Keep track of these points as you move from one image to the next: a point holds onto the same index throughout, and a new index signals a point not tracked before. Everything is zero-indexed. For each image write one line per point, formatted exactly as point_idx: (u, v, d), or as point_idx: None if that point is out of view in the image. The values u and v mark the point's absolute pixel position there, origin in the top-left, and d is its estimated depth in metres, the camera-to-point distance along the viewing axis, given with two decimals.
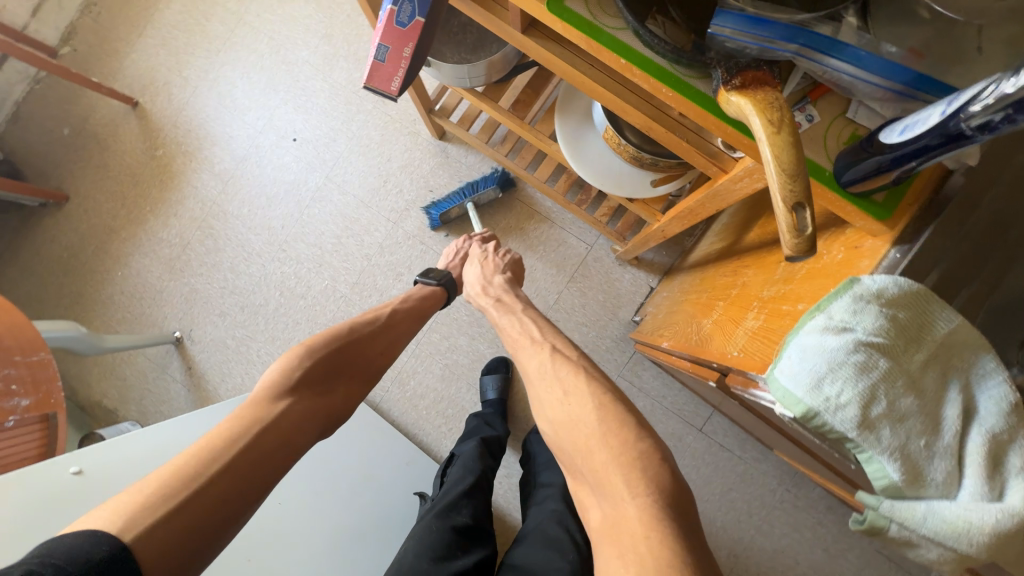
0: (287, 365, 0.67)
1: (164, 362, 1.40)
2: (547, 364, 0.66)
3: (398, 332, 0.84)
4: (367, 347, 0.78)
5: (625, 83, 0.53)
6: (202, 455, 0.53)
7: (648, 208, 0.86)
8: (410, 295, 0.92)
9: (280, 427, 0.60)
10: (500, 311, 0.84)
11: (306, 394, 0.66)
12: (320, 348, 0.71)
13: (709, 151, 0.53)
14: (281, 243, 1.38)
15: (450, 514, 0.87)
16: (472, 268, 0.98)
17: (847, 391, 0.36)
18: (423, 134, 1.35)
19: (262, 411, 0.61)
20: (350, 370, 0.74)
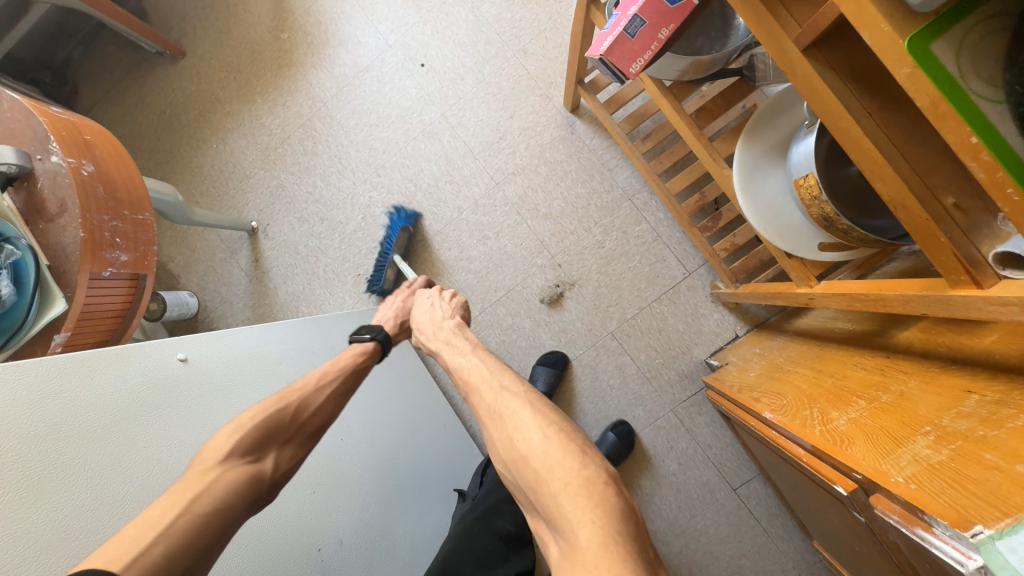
0: (225, 434, 0.65)
1: (234, 247, 1.41)
2: (503, 403, 0.62)
3: (338, 388, 0.78)
4: (308, 406, 0.73)
5: (902, 149, 0.46)
6: (152, 519, 0.53)
7: (804, 270, 0.77)
8: (341, 357, 0.83)
9: (210, 499, 0.58)
10: (452, 353, 0.77)
11: (247, 462, 0.64)
12: (258, 414, 0.68)
13: (967, 255, 0.45)
14: (378, 167, 1.34)
15: (492, 517, 0.94)
16: (426, 307, 0.90)
17: None
18: (555, 100, 1.26)
19: (204, 475, 0.60)
20: (294, 433, 0.71)
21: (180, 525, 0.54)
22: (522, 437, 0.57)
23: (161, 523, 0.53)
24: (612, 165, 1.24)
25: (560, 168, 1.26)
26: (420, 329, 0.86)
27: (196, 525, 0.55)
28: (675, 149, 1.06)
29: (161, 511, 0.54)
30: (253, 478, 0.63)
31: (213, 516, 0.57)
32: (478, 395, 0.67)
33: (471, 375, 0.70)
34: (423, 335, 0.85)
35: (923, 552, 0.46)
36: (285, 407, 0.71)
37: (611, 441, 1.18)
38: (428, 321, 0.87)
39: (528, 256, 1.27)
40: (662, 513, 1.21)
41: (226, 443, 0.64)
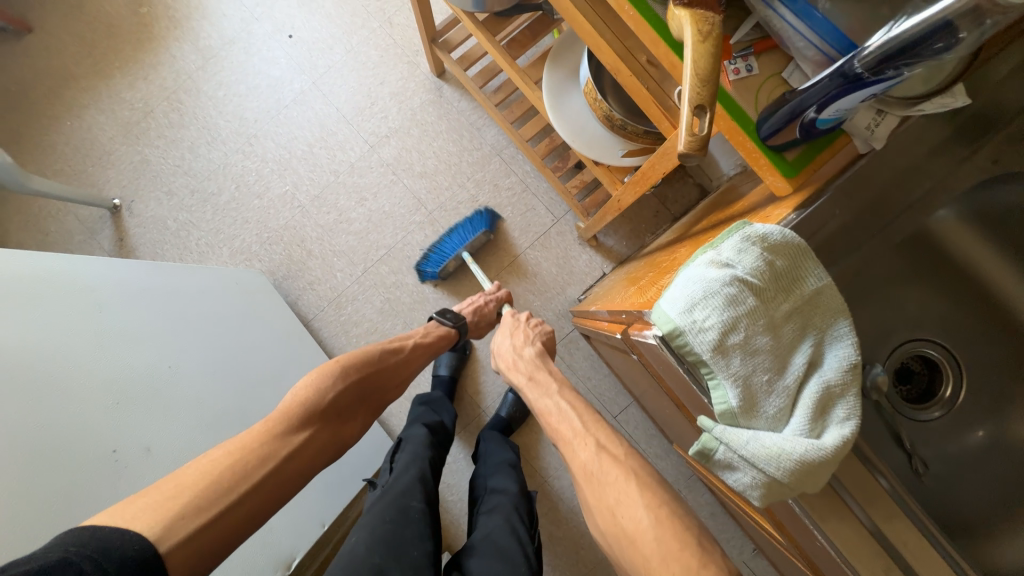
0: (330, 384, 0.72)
1: (95, 227, 1.32)
2: (594, 462, 0.64)
3: (419, 362, 0.90)
4: (394, 376, 0.84)
5: (602, 17, 0.54)
6: (236, 471, 0.58)
7: (610, 176, 0.87)
8: (430, 330, 0.95)
9: (298, 457, 0.65)
10: (536, 393, 0.80)
11: (335, 419, 0.72)
12: (358, 372, 0.77)
13: (665, 104, 0.55)
14: (249, 136, 1.33)
15: (404, 499, 0.82)
16: (502, 336, 0.95)
17: (711, 316, 0.38)
18: (423, 67, 1.33)
19: (296, 432, 0.66)
20: (374, 397, 0.81)
21: (262, 479, 0.60)
22: (628, 516, 0.56)
23: (252, 477, 0.59)
24: (479, 125, 1.32)
25: (431, 129, 1.32)
26: (499, 350, 0.93)
27: (283, 477, 0.62)
28: (523, 99, 1.16)
29: (252, 460, 0.60)
30: (331, 441, 0.71)
31: (298, 476, 0.64)
32: (574, 450, 0.67)
33: (562, 424, 0.72)
34: (501, 361, 0.90)
35: (654, 353, 0.53)
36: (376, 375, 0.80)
37: (511, 401, 1.23)
38: (503, 349, 0.92)
39: (405, 214, 1.31)
40: (549, 448, 1.26)
41: (328, 399, 0.71)
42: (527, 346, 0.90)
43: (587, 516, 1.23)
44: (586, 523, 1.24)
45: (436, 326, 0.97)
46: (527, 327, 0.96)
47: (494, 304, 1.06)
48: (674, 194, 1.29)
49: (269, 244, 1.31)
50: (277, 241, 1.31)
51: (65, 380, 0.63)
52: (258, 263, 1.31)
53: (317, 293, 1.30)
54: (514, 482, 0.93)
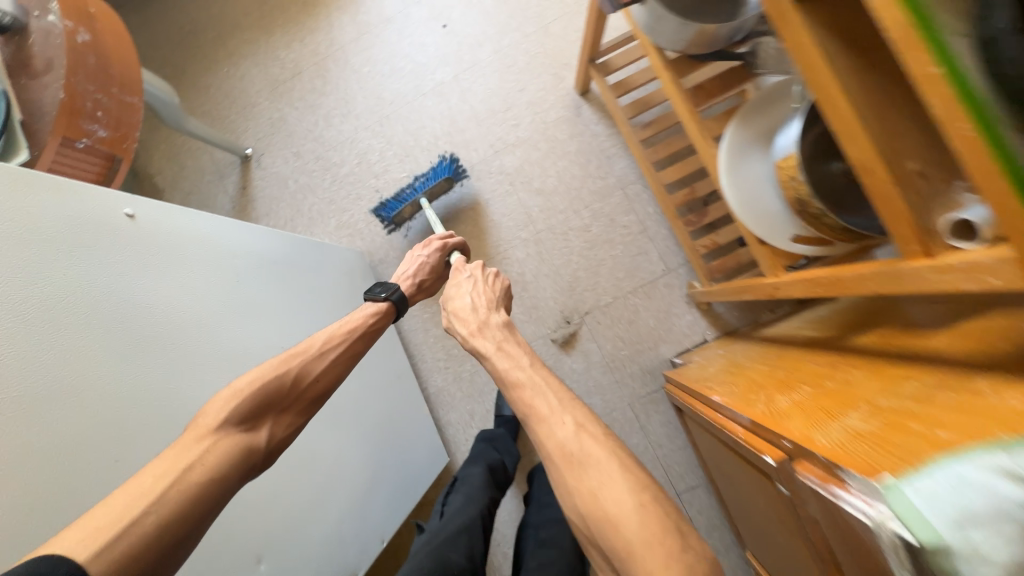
0: (222, 398, 0.61)
1: (224, 171, 1.39)
2: (573, 440, 0.58)
3: (343, 354, 0.75)
4: (309, 373, 0.70)
5: (871, 106, 0.46)
6: (147, 486, 0.51)
7: (772, 259, 0.78)
8: (351, 317, 0.80)
9: (202, 471, 0.55)
10: (506, 364, 0.67)
11: (241, 432, 0.61)
12: (257, 382, 0.65)
13: (923, 224, 0.46)
14: (382, 116, 1.34)
15: (447, 548, 0.79)
16: (460, 291, 0.80)
17: (994, 545, 0.30)
18: (566, 82, 1.28)
19: (196, 444, 0.56)
20: (293, 401, 0.68)
21: (175, 497, 0.51)
22: (613, 499, 0.53)
23: (154, 493, 0.50)
24: (610, 153, 1.25)
25: (560, 147, 1.27)
26: (456, 311, 0.78)
27: (189, 497, 0.52)
28: (671, 141, 1.08)
29: (154, 478, 0.52)
30: (243, 451, 0.60)
31: (201, 493, 0.53)
32: (552, 430, 0.59)
33: (537, 400, 0.62)
34: (461, 325, 0.75)
35: (835, 513, 0.45)
36: (285, 373, 0.67)
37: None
38: (461, 308, 0.77)
39: (512, 228, 1.27)
40: None
41: (224, 407, 0.61)
42: (493, 312, 0.76)
43: None
44: None
45: (365, 306, 0.84)
46: (490, 285, 0.82)
47: (439, 258, 0.93)
48: None
49: (374, 225, 1.32)
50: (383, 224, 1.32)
51: None
52: (360, 241, 1.32)
53: None
54: (566, 540, 0.89)
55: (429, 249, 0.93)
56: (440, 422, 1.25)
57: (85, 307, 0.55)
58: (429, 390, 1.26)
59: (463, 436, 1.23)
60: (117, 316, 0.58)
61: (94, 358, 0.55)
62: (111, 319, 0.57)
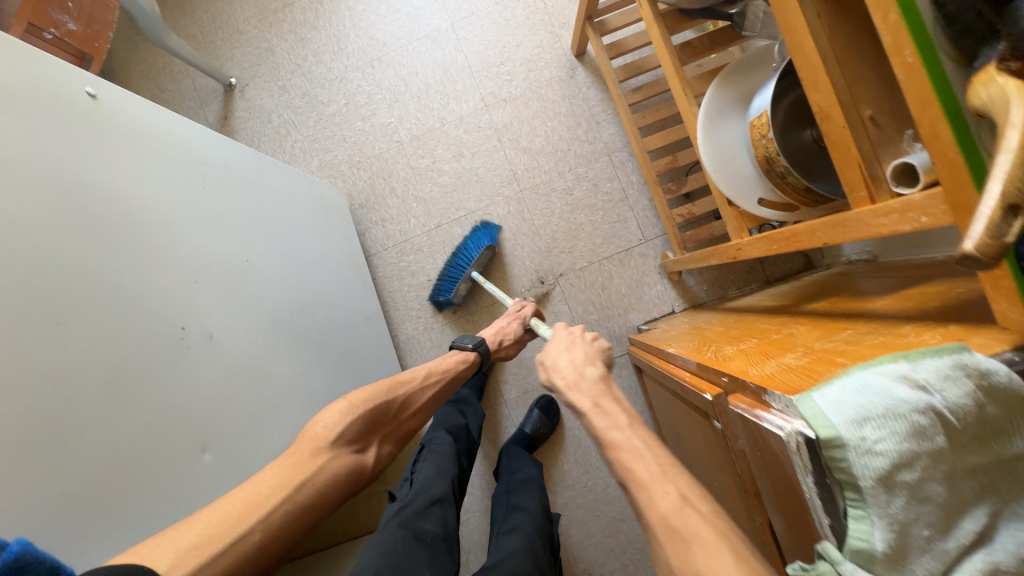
0: (338, 413, 0.69)
1: (206, 98, 1.35)
2: (676, 510, 0.44)
3: (438, 390, 0.85)
4: (409, 405, 0.79)
5: (837, 51, 0.47)
6: (254, 500, 0.54)
7: (738, 222, 0.80)
8: (444, 360, 0.90)
9: (309, 489, 0.60)
10: (603, 423, 0.54)
11: (351, 452, 0.68)
12: (368, 400, 0.73)
13: (871, 171, 0.47)
14: (374, 58, 1.31)
15: (417, 518, 0.80)
16: (557, 349, 0.71)
17: (888, 441, 0.32)
18: (564, 42, 1.26)
19: (313, 459, 0.62)
20: (392, 425, 0.76)
21: (281, 513, 0.55)
22: None
23: (265, 507, 0.54)
24: (600, 119, 1.25)
25: (551, 107, 1.26)
26: (553, 366, 0.68)
27: (295, 512, 0.57)
28: (659, 107, 1.08)
29: (269, 490, 0.56)
30: (351, 469, 0.66)
31: (310, 503, 0.59)
32: (652, 499, 0.46)
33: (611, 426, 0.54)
34: (562, 382, 0.65)
35: (758, 435, 0.48)
36: (392, 400, 0.76)
37: (536, 417, 1.20)
38: (562, 365, 0.67)
39: (496, 183, 1.27)
40: (557, 463, 1.22)
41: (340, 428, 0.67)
42: (588, 366, 0.66)
43: (569, 539, 1.20)
44: (566, 547, 1.20)
45: (454, 351, 0.93)
46: (587, 341, 0.72)
47: (519, 324, 1.00)
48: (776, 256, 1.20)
49: (357, 168, 1.30)
50: (366, 168, 1.30)
51: (155, 236, 0.62)
52: (341, 183, 1.31)
53: (387, 231, 1.29)
54: (535, 501, 0.95)
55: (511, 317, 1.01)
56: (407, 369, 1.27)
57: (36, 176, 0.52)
58: (399, 337, 1.27)
59: None
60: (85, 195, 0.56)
61: (37, 227, 0.51)
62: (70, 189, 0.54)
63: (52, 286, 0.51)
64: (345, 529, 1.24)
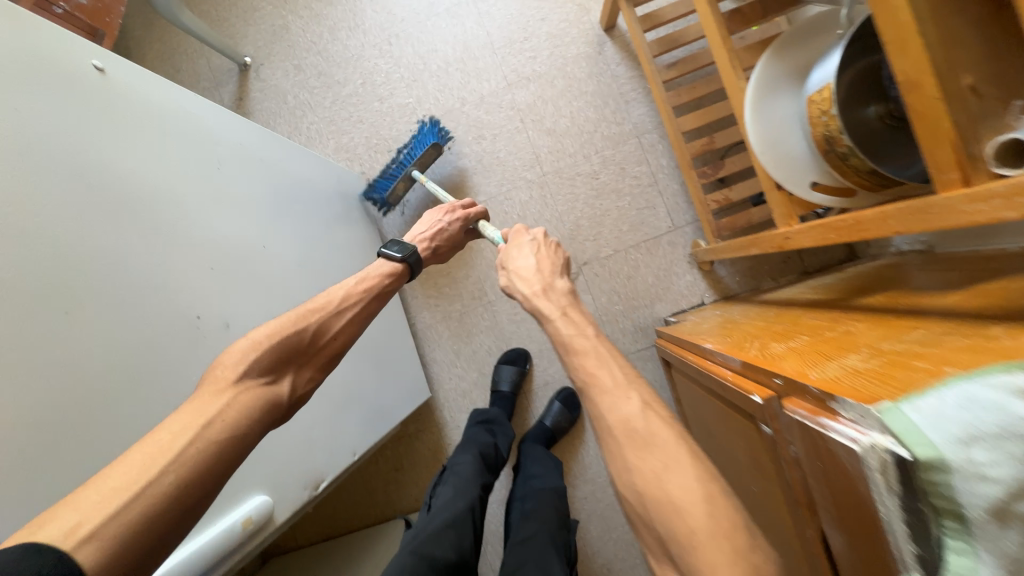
0: (238, 350, 0.57)
1: (220, 78, 1.31)
2: (637, 416, 0.50)
3: (362, 312, 0.71)
4: (325, 332, 0.65)
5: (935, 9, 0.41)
6: (163, 447, 0.46)
7: (787, 207, 0.74)
8: (367, 275, 0.74)
9: (227, 427, 0.51)
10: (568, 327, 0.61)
11: (263, 384, 0.57)
12: (275, 334, 0.60)
13: (968, 150, 0.41)
14: (391, 35, 1.26)
15: (429, 546, 0.78)
16: (521, 253, 0.72)
17: (1006, 466, 0.27)
18: (592, 15, 1.19)
19: (216, 398, 0.52)
20: (311, 356, 0.64)
21: (193, 453, 0.47)
22: (674, 482, 0.46)
23: (175, 449, 0.47)
24: (630, 98, 1.18)
25: (577, 86, 1.19)
26: (517, 271, 0.70)
27: (212, 453, 0.49)
28: (696, 85, 1.00)
29: (175, 434, 0.48)
30: (271, 403, 0.57)
31: (230, 444, 0.50)
32: (614, 403, 0.52)
33: (601, 371, 0.55)
34: (521, 291, 0.68)
35: (820, 446, 0.43)
36: (305, 329, 0.63)
37: (556, 411, 1.17)
38: (525, 272, 0.69)
39: (518, 167, 1.21)
40: (578, 457, 1.20)
41: (245, 359, 0.56)
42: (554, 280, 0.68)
43: (588, 534, 1.18)
44: (585, 542, 1.18)
45: (378, 264, 0.78)
46: (547, 246, 0.73)
47: (461, 226, 0.89)
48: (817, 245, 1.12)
49: (375, 151, 1.26)
50: (383, 151, 1.26)
51: (165, 218, 0.59)
52: (358, 166, 1.27)
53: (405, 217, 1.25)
54: (550, 510, 0.92)
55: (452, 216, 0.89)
56: (426, 359, 1.24)
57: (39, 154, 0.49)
58: (417, 325, 1.24)
59: (448, 374, 1.23)
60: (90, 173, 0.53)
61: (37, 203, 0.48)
62: (73, 166, 0.51)
63: (53, 266, 0.48)
64: (364, 514, 1.25)
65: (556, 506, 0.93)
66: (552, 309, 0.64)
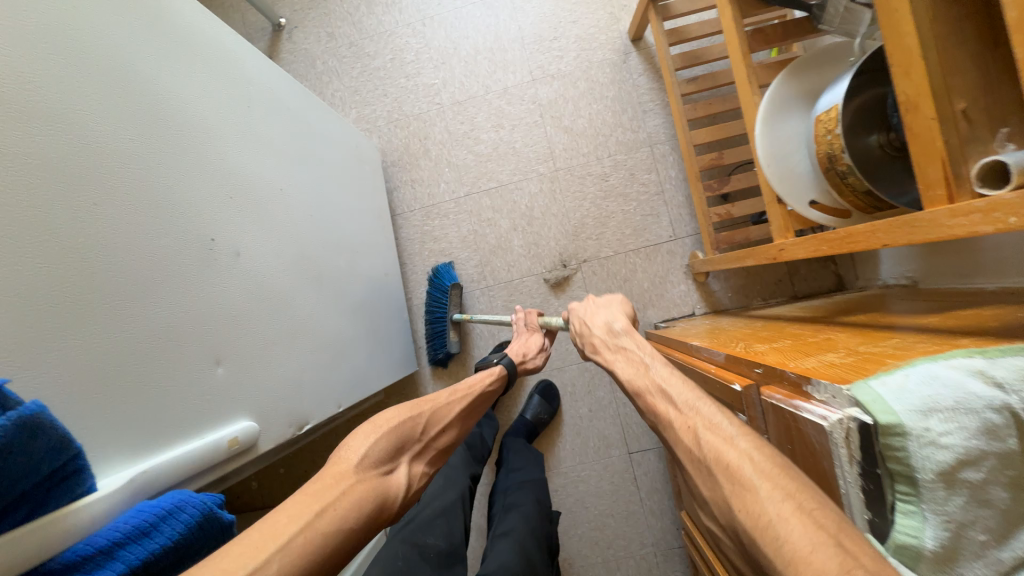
0: (362, 435, 0.59)
1: (253, 36, 1.33)
2: (701, 445, 0.42)
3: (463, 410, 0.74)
4: (436, 422, 0.68)
5: (939, 36, 0.44)
6: (273, 529, 0.44)
7: (784, 220, 0.77)
8: (471, 379, 0.82)
9: (335, 512, 0.48)
10: (631, 371, 0.56)
11: (381, 473, 0.57)
12: (394, 420, 0.63)
13: (955, 170, 0.44)
14: (427, 16, 1.29)
15: (421, 534, 0.77)
16: (589, 317, 0.69)
17: (953, 434, 0.30)
18: (622, 25, 1.23)
19: (337, 482, 0.52)
20: (422, 446, 0.65)
21: (299, 541, 0.44)
22: (743, 504, 0.36)
23: (282, 536, 0.43)
24: (647, 108, 1.22)
25: (599, 90, 1.23)
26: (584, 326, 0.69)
27: (319, 547, 0.45)
28: (712, 102, 1.05)
29: (289, 518, 0.45)
30: (384, 492, 0.55)
31: (336, 531, 0.47)
32: (675, 433, 0.45)
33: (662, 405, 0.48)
34: (596, 347, 0.65)
35: (789, 428, 0.45)
36: (418, 417, 0.66)
37: (536, 404, 1.18)
38: (596, 323, 0.67)
39: (532, 159, 1.24)
40: (553, 449, 1.21)
41: (363, 443, 0.57)
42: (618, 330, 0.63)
43: None
44: None
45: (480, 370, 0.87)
46: (613, 302, 0.71)
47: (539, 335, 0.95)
48: (806, 271, 1.17)
49: (394, 125, 1.29)
50: (403, 127, 1.28)
51: (192, 137, 0.60)
52: (376, 138, 1.29)
53: (414, 193, 1.28)
54: (531, 501, 0.92)
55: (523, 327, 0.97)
56: (416, 335, 1.26)
57: (90, 53, 0.50)
58: (413, 301, 1.26)
59: (436, 352, 1.25)
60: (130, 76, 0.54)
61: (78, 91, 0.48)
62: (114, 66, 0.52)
63: None
64: None
65: (537, 499, 0.93)
66: (620, 356, 0.60)
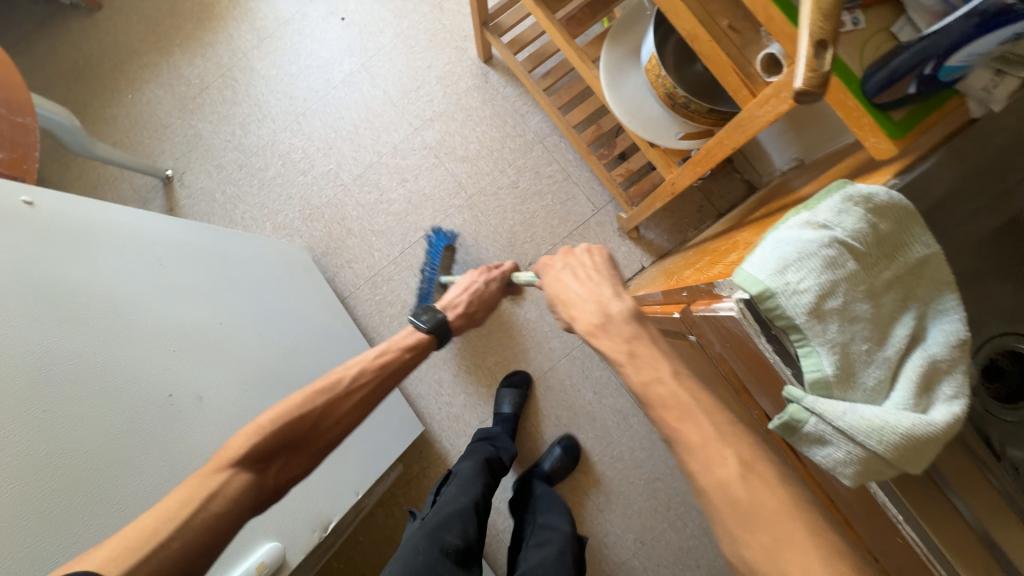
0: (244, 432, 0.62)
1: (147, 196, 1.37)
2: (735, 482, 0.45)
3: (370, 393, 0.71)
4: (330, 415, 0.67)
5: None
6: (168, 512, 0.54)
7: (665, 158, 0.85)
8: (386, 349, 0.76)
9: (224, 501, 0.57)
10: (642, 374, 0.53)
11: (251, 471, 0.60)
12: (279, 417, 0.63)
13: (746, 72, 0.52)
14: (299, 114, 1.36)
15: (440, 531, 0.80)
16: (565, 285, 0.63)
17: (808, 278, 0.36)
18: (470, 52, 1.33)
19: (216, 475, 0.58)
20: (310, 441, 0.65)
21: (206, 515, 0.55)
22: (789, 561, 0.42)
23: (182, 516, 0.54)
24: (524, 112, 1.31)
25: (476, 114, 1.32)
26: (568, 302, 0.62)
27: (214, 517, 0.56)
28: (572, 84, 1.15)
29: (177, 502, 0.55)
30: (255, 486, 0.60)
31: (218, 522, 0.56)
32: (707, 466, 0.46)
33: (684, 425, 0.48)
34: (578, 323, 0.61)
35: (721, 329, 0.51)
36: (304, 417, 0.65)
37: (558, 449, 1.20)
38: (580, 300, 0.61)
39: (445, 197, 1.31)
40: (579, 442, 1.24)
41: (244, 442, 0.61)
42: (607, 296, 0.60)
43: (612, 514, 1.20)
44: (610, 521, 1.20)
45: (405, 334, 0.79)
46: (594, 268, 0.64)
47: (496, 284, 0.90)
48: (720, 189, 1.26)
49: (310, 221, 1.33)
50: (319, 218, 1.33)
51: (115, 314, 0.63)
52: (298, 238, 1.33)
53: (354, 271, 1.32)
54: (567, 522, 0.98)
55: (487, 276, 0.90)
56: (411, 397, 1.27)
57: None
58: None
59: (437, 405, 1.26)
60: (33, 287, 0.57)
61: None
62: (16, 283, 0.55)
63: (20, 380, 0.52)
64: None
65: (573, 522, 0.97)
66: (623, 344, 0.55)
